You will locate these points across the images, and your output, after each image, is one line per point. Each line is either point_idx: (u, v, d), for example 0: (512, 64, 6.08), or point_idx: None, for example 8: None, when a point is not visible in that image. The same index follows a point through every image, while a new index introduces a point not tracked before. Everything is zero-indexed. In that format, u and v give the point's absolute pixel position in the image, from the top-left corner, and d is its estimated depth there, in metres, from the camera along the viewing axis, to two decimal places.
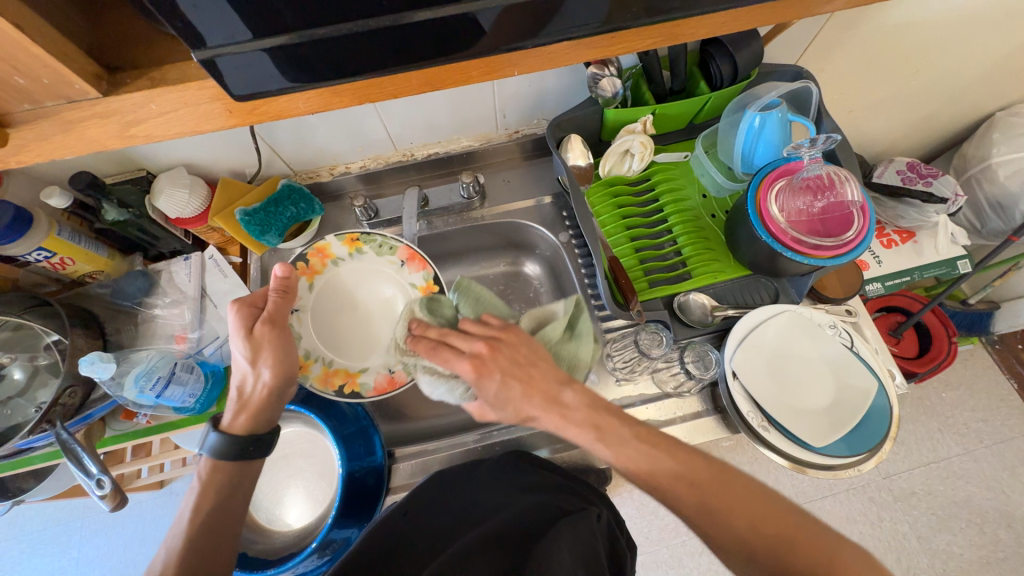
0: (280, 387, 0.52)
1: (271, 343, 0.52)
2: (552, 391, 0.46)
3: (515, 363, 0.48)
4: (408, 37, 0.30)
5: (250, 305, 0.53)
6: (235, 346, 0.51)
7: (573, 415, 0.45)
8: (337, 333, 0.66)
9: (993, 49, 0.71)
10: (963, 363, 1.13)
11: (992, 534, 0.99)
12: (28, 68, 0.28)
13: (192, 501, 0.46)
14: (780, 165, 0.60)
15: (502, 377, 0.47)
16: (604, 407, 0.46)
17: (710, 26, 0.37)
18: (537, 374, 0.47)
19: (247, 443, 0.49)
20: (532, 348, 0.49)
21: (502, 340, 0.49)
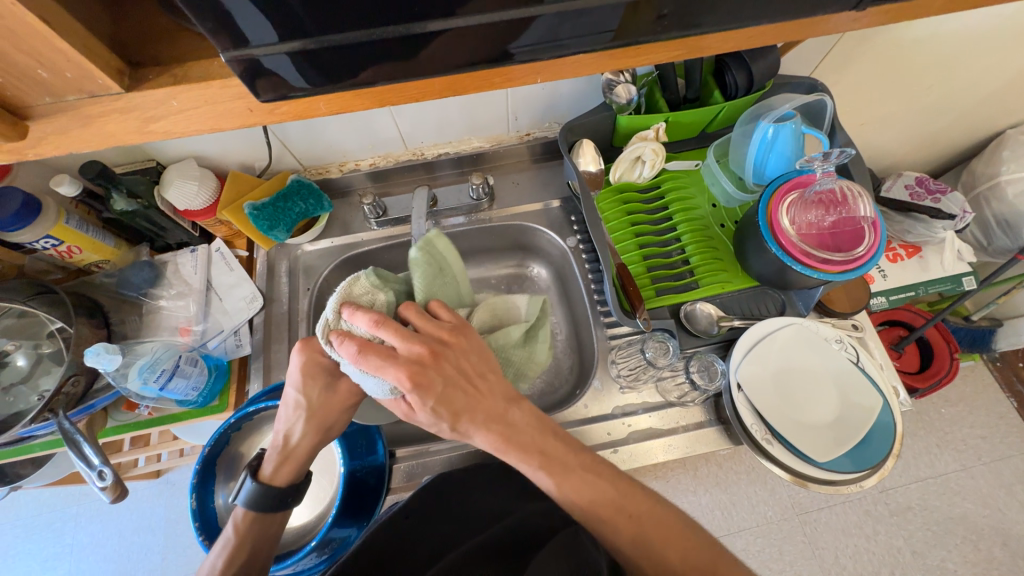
0: (324, 442, 0.52)
1: (341, 410, 0.51)
2: (497, 409, 0.47)
3: (462, 374, 0.46)
4: (429, 45, 0.30)
5: (328, 370, 0.50)
6: (308, 401, 0.49)
7: (519, 433, 0.47)
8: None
9: (1008, 66, 0.71)
10: (963, 379, 1.13)
11: (987, 551, 0.98)
12: (51, 62, 0.28)
13: (225, 553, 0.48)
14: (793, 178, 0.60)
15: (443, 389, 0.45)
16: (551, 432, 0.49)
17: (736, 40, 0.36)
18: (485, 389, 0.47)
19: (286, 494, 0.50)
20: (482, 357, 0.48)
21: (450, 346, 0.47)
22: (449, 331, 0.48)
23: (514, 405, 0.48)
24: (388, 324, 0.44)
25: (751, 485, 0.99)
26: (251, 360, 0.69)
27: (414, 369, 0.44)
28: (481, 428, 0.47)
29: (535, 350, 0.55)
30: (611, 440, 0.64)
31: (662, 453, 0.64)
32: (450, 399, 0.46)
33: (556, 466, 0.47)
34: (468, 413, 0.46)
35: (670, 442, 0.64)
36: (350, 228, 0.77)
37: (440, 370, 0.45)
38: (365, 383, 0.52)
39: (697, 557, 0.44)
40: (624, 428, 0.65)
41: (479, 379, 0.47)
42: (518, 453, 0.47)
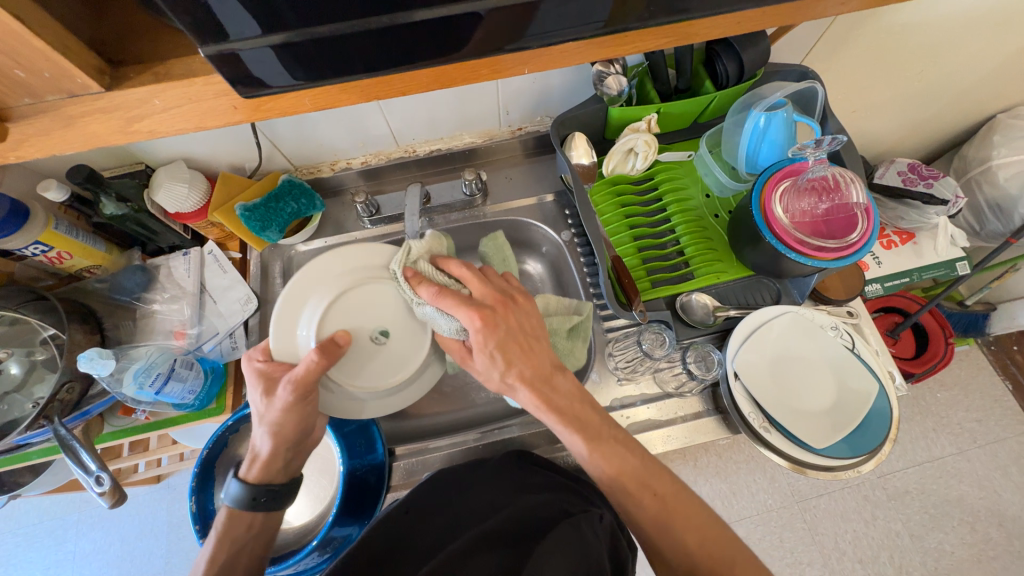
0: (286, 445, 0.50)
1: (285, 414, 0.48)
2: (544, 371, 0.50)
3: (521, 330, 0.51)
4: (416, 35, 0.30)
5: (269, 376, 0.50)
6: (255, 406, 0.49)
7: (558, 399, 0.49)
8: (328, 313, 0.53)
9: (998, 50, 0.71)
10: (958, 363, 1.14)
11: (983, 532, 1.00)
12: (29, 62, 0.28)
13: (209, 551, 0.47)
14: (786, 165, 0.59)
15: (506, 338, 0.49)
16: (588, 402, 0.50)
17: (723, 26, 0.36)
18: (536, 349, 0.50)
19: (259, 493, 0.49)
20: (540, 322, 0.53)
21: (515, 303, 0.52)
22: (520, 293, 0.54)
23: (565, 372, 0.51)
24: (469, 272, 0.52)
25: (751, 474, 1.00)
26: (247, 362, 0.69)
27: (486, 314, 0.49)
28: (526, 385, 0.49)
29: (576, 345, 0.61)
30: None
31: (661, 444, 0.64)
32: (507, 343, 0.49)
33: (590, 433, 0.48)
34: (519, 363, 0.49)
35: (669, 433, 0.64)
36: (343, 227, 0.77)
37: (504, 320, 0.50)
38: (301, 384, 0.47)
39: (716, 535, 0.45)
40: (622, 420, 0.65)
41: (537, 339, 0.51)
42: (559, 416, 0.48)
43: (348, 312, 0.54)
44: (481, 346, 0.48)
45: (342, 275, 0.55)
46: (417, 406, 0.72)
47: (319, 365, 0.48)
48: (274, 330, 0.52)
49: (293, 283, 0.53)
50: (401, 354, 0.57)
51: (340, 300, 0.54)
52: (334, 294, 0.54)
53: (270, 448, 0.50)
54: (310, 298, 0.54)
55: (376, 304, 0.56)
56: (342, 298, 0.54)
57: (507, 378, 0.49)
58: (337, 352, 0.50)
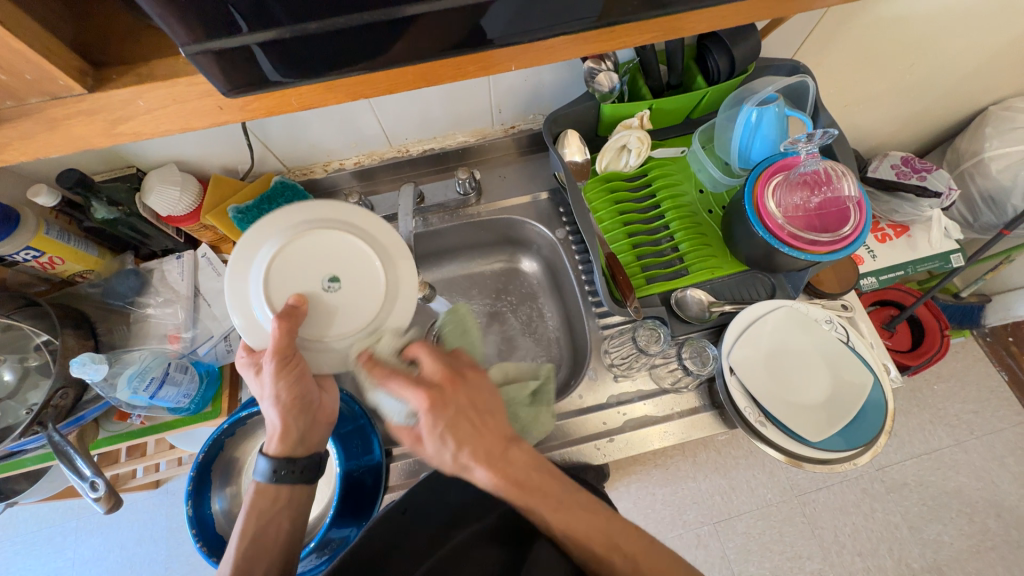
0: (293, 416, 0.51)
1: (280, 386, 0.48)
2: (498, 448, 0.44)
3: (474, 406, 0.45)
4: (404, 31, 0.30)
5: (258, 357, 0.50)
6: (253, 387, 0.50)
7: (518, 476, 0.44)
8: (272, 282, 0.49)
9: (988, 42, 0.71)
10: (954, 355, 1.14)
11: (981, 523, 1.00)
12: (10, 64, 0.27)
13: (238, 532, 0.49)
14: (778, 160, 0.60)
15: (459, 418, 0.44)
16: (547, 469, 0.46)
17: (710, 19, 0.36)
18: (491, 424, 0.45)
19: (280, 467, 0.50)
20: (493, 394, 0.47)
21: (466, 377, 0.47)
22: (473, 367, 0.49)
23: (521, 444, 0.46)
24: (422, 347, 0.47)
25: (750, 468, 1.00)
26: None
27: (438, 391, 0.44)
28: (482, 464, 0.43)
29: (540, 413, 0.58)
30: (607, 429, 0.64)
31: (658, 440, 0.64)
32: (461, 423, 0.44)
33: (553, 504, 0.45)
34: (475, 445, 0.44)
35: (666, 428, 0.64)
36: None
37: (456, 397, 0.45)
38: (278, 354, 0.47)
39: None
40: (619, 416, 0.65)
41: (494, 417, 0.46)
42: (523, 494, 0.43)
43: (291, 276, 0.50)
44: (430, 430, 0.43)
45: (280, 233, 0.50)
46: None
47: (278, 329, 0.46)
48: (237, 322, 0.48)
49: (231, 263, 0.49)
50: (360, 297, 0.52)
51: (282, 257, 0.50)
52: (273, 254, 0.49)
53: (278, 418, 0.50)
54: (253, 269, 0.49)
55: (321, 252, 0.51)
56: (283, 255, 0.50)
57: (460, 461, 0.43)
58: (298, 315, 0.48)
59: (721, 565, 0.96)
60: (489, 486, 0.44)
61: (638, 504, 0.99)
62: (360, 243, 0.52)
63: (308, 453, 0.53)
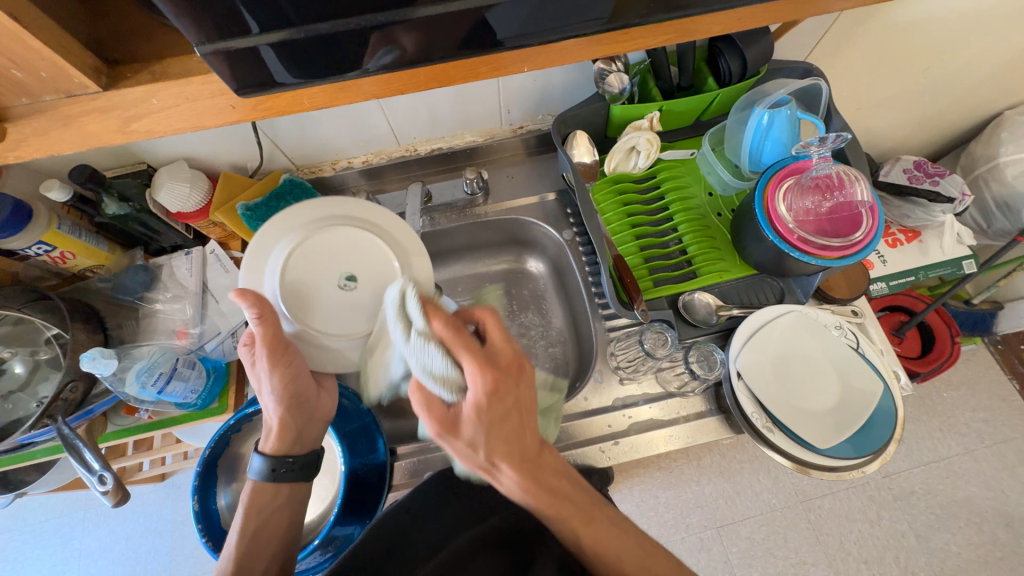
0: (290, 414, 0.51)
1: (278, 379, 0.49)
2: (533, 451, 0.44)
3: (524, 407, 0.43)
4: (415, 32, 0.30)
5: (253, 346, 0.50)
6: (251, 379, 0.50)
7: (546, 480, 0.44)
8: (291, 273, 0.52)
9: (1005, 46, 0.70)
10: (965, 363, 1.13)
11: (990, 533, 0.99)
12: (25, 62, 0.28)
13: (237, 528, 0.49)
14: (789, 164, 0.59)
15: (510, 409, 0.42)
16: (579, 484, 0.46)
17: (722, 22, 0.36)
18: (530, 428, 0.44)
19: (277, 465, 0.51)
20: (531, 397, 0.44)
21: (525, 371, 0.44)
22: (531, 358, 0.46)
23: (547, 449, 0.46)
24: (494, 318, 0.44)
25: (754, 473, 0.99)
26: None
27: (499, 374, 0.42)
28: (512, 465, 0.42)
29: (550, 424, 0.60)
30: (612, 432, 0.64)
31: (663, 444, 0.63)
32: (508, 415, 0.42)
33: (583, 514, 0.44)
34: (514, 438, 0.42)
35: (671, 432, 0.63)
36: None
37: (514, 392, 0.42)
38: (268, 348, 0.47)
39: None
40: (624, 419, 0.64)
41: (535, 417, 0.45)
42: (546, 497, 0.43)
43: (309, 271, 0.52)
44: (475, 415, 0.40)
45: (299, 229, 0.53)
46: None
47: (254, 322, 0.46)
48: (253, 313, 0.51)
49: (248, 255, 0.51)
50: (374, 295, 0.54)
51: (301, 250, 0.52)
52: (291, 250, 0.52)
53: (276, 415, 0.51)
54: (268, 261, 0.52)
55: (340, 250, 0.54)
56: (302, 253, 0.52)
57: (490, 455, 0.42)
58: (263, 310, 0.46)
59: (724, 570, 0.96)
60: (511, 485, 0.43)
61: (641, 507, 0.98)
62: (377, 241, 0.54)
63: (305, 450, 0.53)
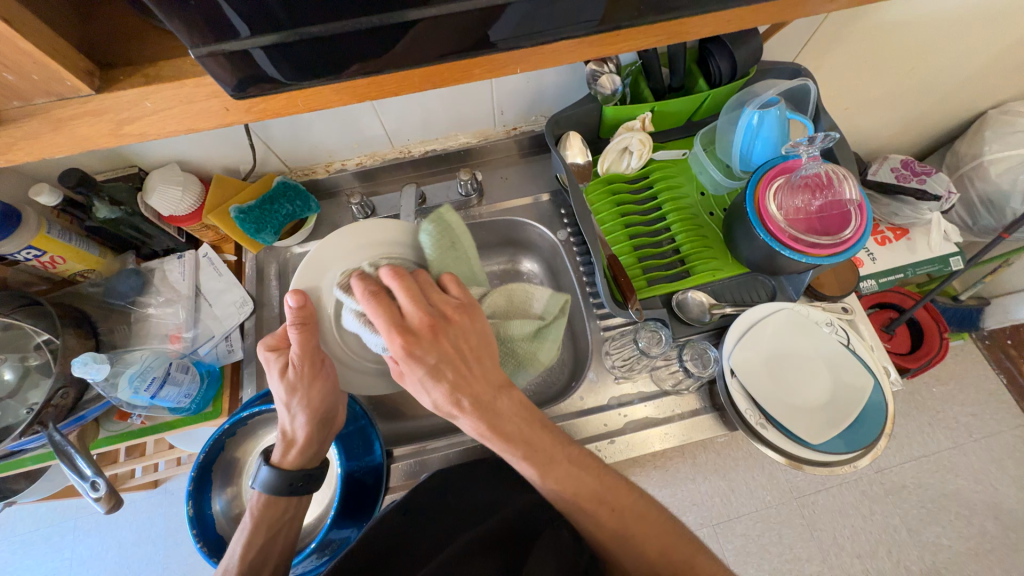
0: (315, 426, 0.53)
1: (307, 390, 0.52)
2: (487, 395, 0.46)
3: (459, 352, 0.47)
4: (409, 34, 0.30)
5: (277, 349, 0.53)
6: (273, 386, 0.52)
7: (503, 424, 0.46)
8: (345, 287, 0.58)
9: (988, 47, 0.71)
10: (953, 358, 1.14)
11: (980, 525, 1.00)
12: (17, 64, 0.28)
13: (244, 537, 0.51)
14: (779, 163, 0.60)
15: (436, 361, 0.46)
16: (539, 423, 0.48)
17: (714, 24, 0.37)
18: (477, 371, 0.47)
19: (295, 480, 0.53)
20: (481, 338, 0.48)
21: (452, 323, 0.47)
22: (455, 308, 0.48)
23: (502, 394, 0.47)
24: (399, 278, 0.47)
25: (749, 470, 1.00)
26: (244, 365, 0.69)
27: (411, 336, 0.46)
28: (470, 413, 0.46)
29: (544, 346, 0.54)
30: (608, 431, 0.65)
31: (659, 442, 0.64)
32: (444, 367, 0.46)
33: (541, 458, 0.46)
34: (455, 387, 0.46)
35: (667, 430, 0.64)
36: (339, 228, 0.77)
37: (439, 347, 0.46)
38: (305, 356, 0.50)
39: (675, 551, 0.44)
40: (620, 418, 0.65)
41: (481, 361, 0.47)
42: (507, 443, 0.46)
43: None
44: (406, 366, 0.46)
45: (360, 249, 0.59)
46: (413, 407, 0.71)
47: (293, 325, 0.49)
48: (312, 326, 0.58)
49: (301, 273, 0.56)
50: None
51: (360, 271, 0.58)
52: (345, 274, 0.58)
53: (303, 431, 0.53)
54: (318, 284, 0.57)
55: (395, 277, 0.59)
56: None
57: (442, 402, 0.46)
58: (304, 314, 0.49)
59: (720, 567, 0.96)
60: (471, 427, 0.47)
61: None
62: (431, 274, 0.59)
63: (316, 461, 0.56)
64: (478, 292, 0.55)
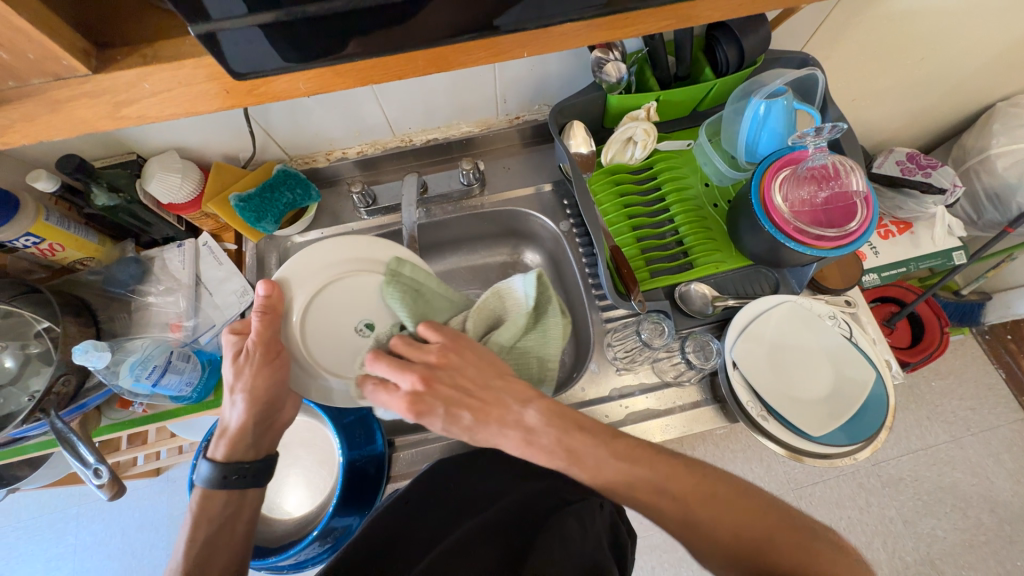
0: (256, 417, 0.52)
1: (257, 377, 0.52)
2: (507, 413, 0.46)
3: (466, 389, 0.46)
4: (411, 13, 0.29)
5: (239, 335, 0.53)
6: (224, 369, 0.52)
7: (539, 440, 0.46)
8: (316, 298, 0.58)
9: (998, 37, 0.70)
10: (953, 352, 1.15)
11: (975, 517, 1.01)
12: (12, 43, 0.27)
13: (186, 529, 0.49)
14: (785, 154, 0.59)
15: (446, 408, 0.46)
16: (574, 427, 0.46)
17: (723, 8, 0.36)
18: (490, 401, 0.46)
19: (229, 472, 0.51)
20: (479, 368, 0.47)
21: (441, 368, 0.46)
22: (438, 352, 0.47)
23: (527, 407, 0.46)
24: (379, 360, 0.46)
25: (747, 462, 1.01)
26: None
27: (415, 398, 0.45)
28: (504, 441, 0.46)
29: (547, 334, 0.51)
30: (610, 422, 0.65)
31: (659, 434, 0.64)
32: (456, 404, 0.46)
33: (583, 461, 0.45)
34: (478, 427, 0.46)
35: (667, 422, 0.64)
36: (340, 218, 0.76)
37: (444, 394, 0.46)
38: (263, 341, 0.52)
39: (750, 529, 0.42)
40: (621, 410, 0.65)
41: (485, 389, 0.47)
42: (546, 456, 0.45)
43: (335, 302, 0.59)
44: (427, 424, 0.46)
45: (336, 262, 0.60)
46: None
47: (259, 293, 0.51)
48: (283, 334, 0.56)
49: (286, 266, 0.57)
50: None
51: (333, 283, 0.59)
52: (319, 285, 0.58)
53: (240, 419, 0.52)
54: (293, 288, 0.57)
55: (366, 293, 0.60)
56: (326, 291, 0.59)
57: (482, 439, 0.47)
58: (270, 302, 0.52)
59: None
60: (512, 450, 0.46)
61: None
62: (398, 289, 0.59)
63: (257, 457, 0.54)
64: (459, 320, 0.53)
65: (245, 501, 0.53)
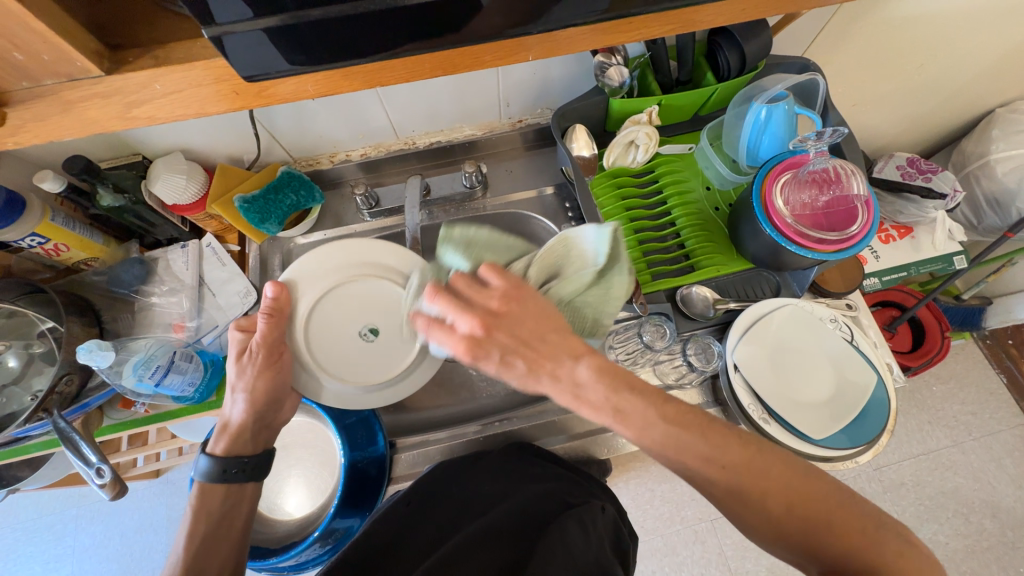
0: (256, 414, 0.54)
1: (261, 373, 0.54)
2: (564, 369, 0.41)
3: (521, 338, 0.42)
4: (415, 17, 0.30)
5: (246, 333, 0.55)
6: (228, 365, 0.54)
7: (590, 396, 0.40)
8: (319, 300, 0.58)
9: (997, 44, 0.71)
10: (954, 357, 1.14)
11: (978, 523, 1.01)
12: (27, 44, 0.28)
13: (185, 528, 0.48)
14: (787, 158, 0.59)
15: (502, 354, 0.42)
16: (625, 383, 0.41)
17: (725, 13, 0.36)
18: (544, 351, 0.42)
19: (229, 465, 0.51)
20: (538, 320, 0.43)
21: (503, 315, 0.43)
22: (500, 298, 0.44)
23: (580, 362, 0.41)
24: (441, 296, 0.43)
25: None
26: None
27: (472, 339, 0.42)
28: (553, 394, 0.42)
29: (609, 289, 0.53)
30: None
31: None
32: (515, 352, 0.42)
33: (634, 422, 0.39)
34: (531, 378, 0.41)
35: None
36: (342, 219, 0.77)
37: (501, 339, 0.42)
38: (267, 340, 0.54)
39: (807, 509, 0.37)
40: None
41: (546, 339, 0.43)
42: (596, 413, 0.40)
43: (341, 306, 0.59)
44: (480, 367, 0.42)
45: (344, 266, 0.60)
46: (416, 399, 0.70)
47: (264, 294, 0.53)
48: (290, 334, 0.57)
49: (294, 267, 0.58)
50: (385, 354, 0.59)
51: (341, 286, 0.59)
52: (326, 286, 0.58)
53: (241, 415, 0.53)
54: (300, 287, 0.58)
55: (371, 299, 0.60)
56: (333, 294, 0.59)
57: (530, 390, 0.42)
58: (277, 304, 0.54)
59: (717, 560, 0.97)
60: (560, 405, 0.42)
61: (636, 501, 0.98)
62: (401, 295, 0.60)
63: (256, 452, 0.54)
64: (520, 266, 0.53)
65: (245, 495, 0.52)
